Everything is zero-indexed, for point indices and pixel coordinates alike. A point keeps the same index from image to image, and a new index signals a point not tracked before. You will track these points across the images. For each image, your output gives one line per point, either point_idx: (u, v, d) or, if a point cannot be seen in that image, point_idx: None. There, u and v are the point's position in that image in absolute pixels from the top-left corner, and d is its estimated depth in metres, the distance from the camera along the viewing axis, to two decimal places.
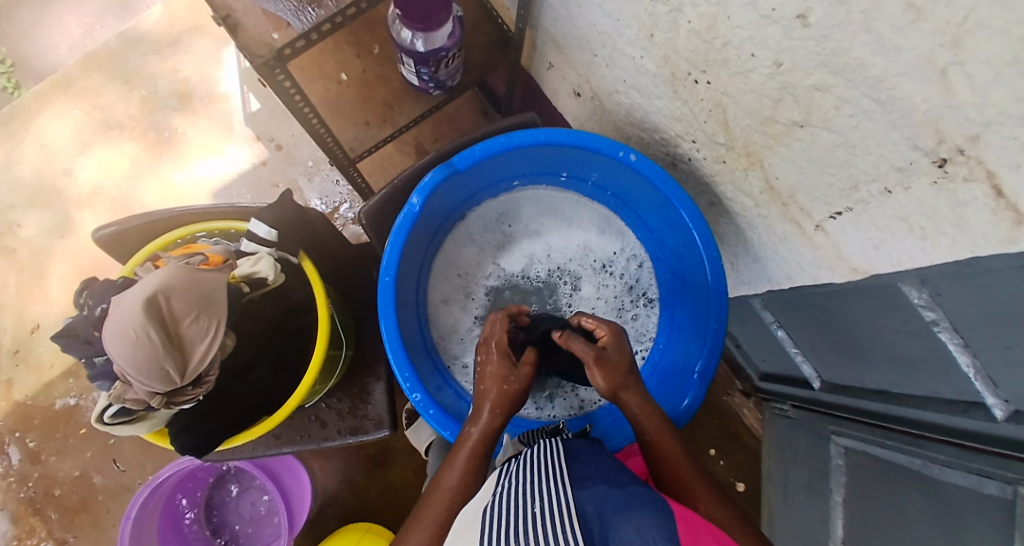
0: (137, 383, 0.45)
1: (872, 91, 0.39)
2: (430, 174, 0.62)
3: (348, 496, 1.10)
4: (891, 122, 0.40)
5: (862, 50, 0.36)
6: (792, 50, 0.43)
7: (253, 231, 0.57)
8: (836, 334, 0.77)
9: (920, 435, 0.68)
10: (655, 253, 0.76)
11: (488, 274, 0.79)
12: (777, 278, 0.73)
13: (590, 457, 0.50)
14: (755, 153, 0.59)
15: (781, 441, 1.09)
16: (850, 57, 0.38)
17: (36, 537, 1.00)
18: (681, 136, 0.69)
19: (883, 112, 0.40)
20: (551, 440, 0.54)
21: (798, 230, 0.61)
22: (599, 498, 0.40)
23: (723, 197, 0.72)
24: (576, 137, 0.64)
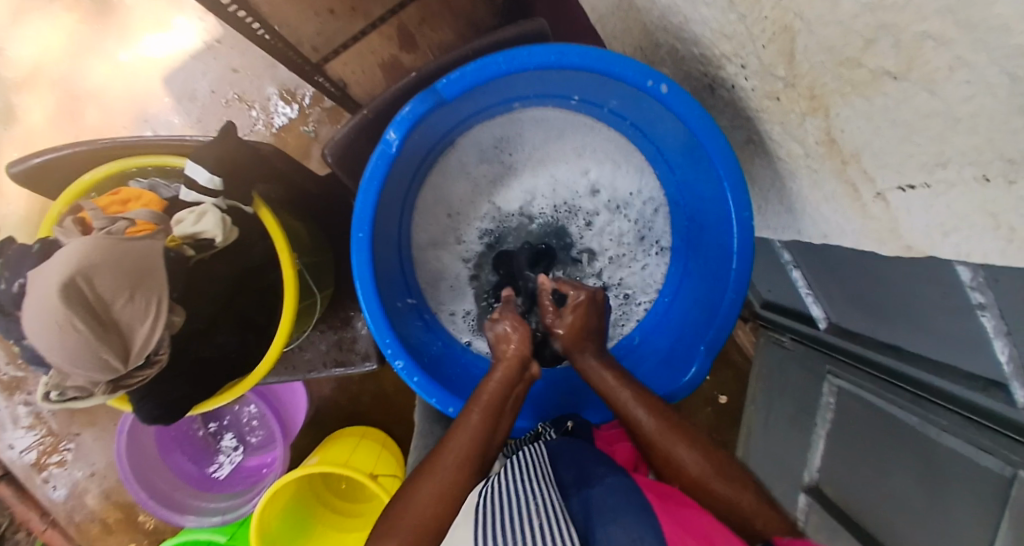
0: (75, 373, 0.40)
1: (1007, 63, 0.26)
2: (410, 105, 0.50)
3: (344, 403, 1.13)
4: (1017, 105, 0.27)
5: (1008, 8, 0.23)
6: None
7: (190, 176, 0.47)
8: (859, 288, 0.70)
9: (926, 398, 0.63)
10: (676, 197, 0.66)
11: (480, 214, 0.70)
12: (809, 234, 0.62)
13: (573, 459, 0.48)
14: (820, 96, 0.46)
15: (773, 369, 1.05)
16: (991, 13, 0.24)
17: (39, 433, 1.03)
18: (728, 57, 0.54)
19: (1011, 91, 0.27)
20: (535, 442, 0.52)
21: (851, 195, 0.50)
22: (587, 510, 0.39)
23: (767, 137, 0.59)
24: (592, 59, 0.51)
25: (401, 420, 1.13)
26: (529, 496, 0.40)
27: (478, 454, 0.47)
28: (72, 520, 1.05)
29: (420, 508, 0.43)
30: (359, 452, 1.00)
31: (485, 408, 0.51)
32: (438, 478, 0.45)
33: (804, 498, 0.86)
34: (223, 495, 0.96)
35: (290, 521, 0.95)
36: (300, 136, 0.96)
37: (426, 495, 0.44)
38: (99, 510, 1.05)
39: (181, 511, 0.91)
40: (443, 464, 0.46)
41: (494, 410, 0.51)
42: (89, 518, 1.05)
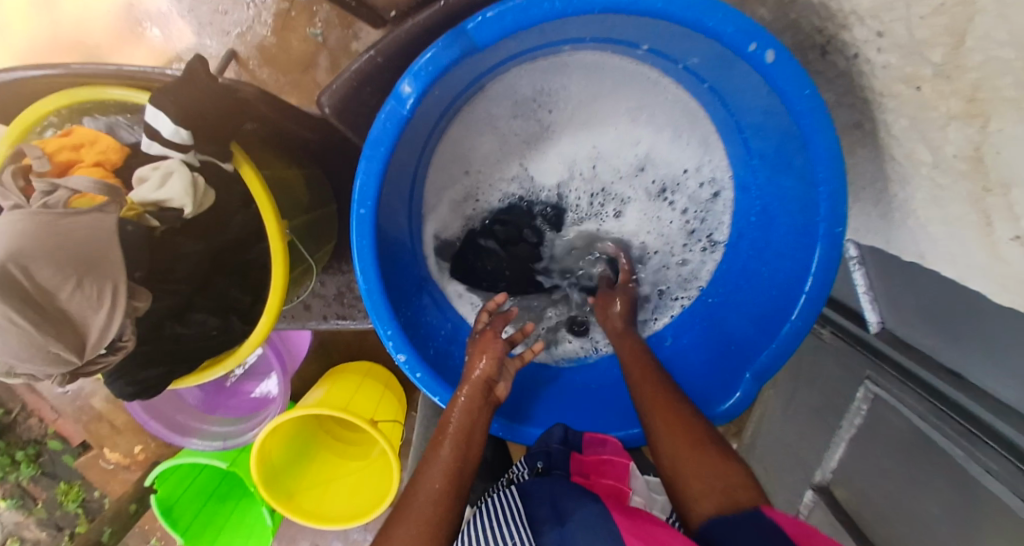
0: (22, 366, 0.34)
1: None
2: (431, 52, 0.38)
3: (350, 339, 1.11)
4: None
5: None
6: None
7: (153, 125, 0.37)
8: (937, 306, 0.59)
9: (972, 429, 0.53)
10: (745, 182, 0.55)
11: (508, 177, 0.60)
12: (902, 249, 0.52)
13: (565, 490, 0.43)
14: (984, 100, 0.33)
15: (803, 357, 0.95)
16: None
17: None
18: (862, 15, 0.41)
19: None
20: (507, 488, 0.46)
21: (982, 226, 0.39)
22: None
23: (883, 129, 0.47)
24: (679, 6, 0.38)
25: None
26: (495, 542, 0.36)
27: (456, 491, 0.40)
28: (82, 418, 1.09)
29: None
30: (361, 393, 0.99)
31: (456, 441, 0.42)
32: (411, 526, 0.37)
33: (810, 494, 0.83)
34: (225, 420, 0.97)
35: (291, 449, 0.98)
36: (304, 40, 0.81)
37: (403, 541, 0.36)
38: (106, 411, 1.08)
39: (182, 434, 0.91)
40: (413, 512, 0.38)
41: (466, 441, 0.43)
42: (95, 419, 1.09)
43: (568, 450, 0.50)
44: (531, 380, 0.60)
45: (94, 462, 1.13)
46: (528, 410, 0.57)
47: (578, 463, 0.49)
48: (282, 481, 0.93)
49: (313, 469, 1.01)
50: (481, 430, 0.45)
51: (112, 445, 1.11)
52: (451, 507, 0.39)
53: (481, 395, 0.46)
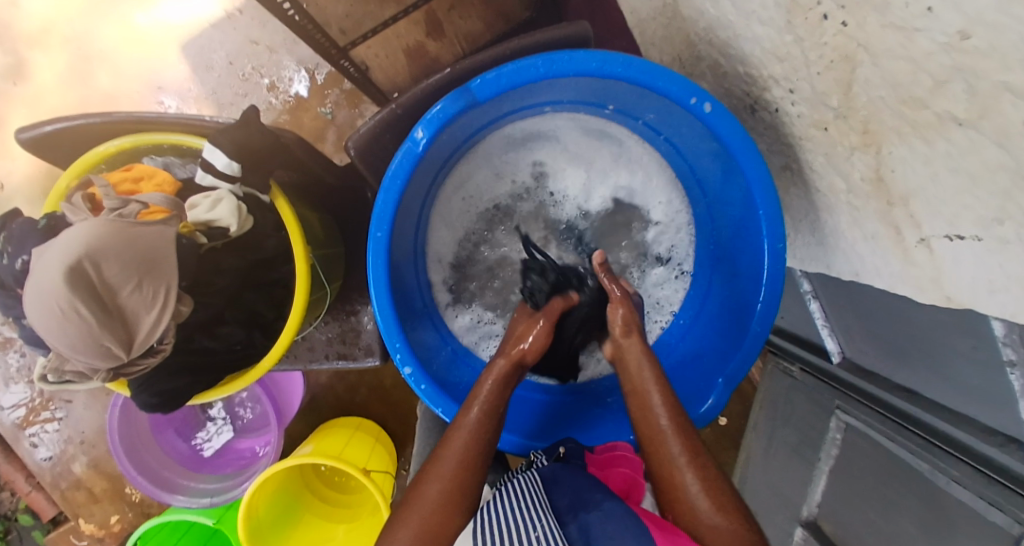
0: (74, 359, 0.37)
1: None
2: (442, 104, 0.48)
3: (341, 393, 1.12)
4: None
5: None
6: (992, 22, 0.25)
7: (208, 160, 0.45)
8: (880, 326, 0.65)
9: (935, 442, 0.56)
10: (704, 218, 0.64)
11: (500, 206, 0.69)
12: (840, 269, 0.60)
13: (567, 485, 0.47)
14: (874, 132, 0.43)
15: (778, 396, 0.99)
16: None
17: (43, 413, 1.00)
18: (777, 79, 0.52)
19: None
20: (528, 472, 0.51)
21: (894, 236, 0.46)
22: (586, 537, 0.37)
23: (807, 167, 0.57)
24: (637, 69, 0.48)
25: (397, 414, 1.12)
26: (523, 522, 0.39)
27: (479, 452, 0.46)
28: (56, 485, 1.03)
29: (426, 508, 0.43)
30: (352, 445, 0.98)
31: (472, 431, 0.47)
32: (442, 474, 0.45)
33: (799, 531, 0.83)
34: (211, 477, 0.95)
35: (276, 507, 0.94)
36: (316, 117, 0.92)
37: (427, 504, 0.43)
38: (85, 478, 1.03)
39: (169, 490, 0.89)
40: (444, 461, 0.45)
41: (482, 430, 0.48)
42: (72, 486, 1.03)
43: (581, 448, 0.57)
44: (533, 408, 0.66)
45: (65, 538, 1.06)
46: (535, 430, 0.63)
47: (591, 460, 0.55)
48: (268, 540, 0.89)
49: (298, 531, 0.96)
50: (500, 417, 0.50)
51: (84, 515, 1.04)
52: (475, 462, 0.46)
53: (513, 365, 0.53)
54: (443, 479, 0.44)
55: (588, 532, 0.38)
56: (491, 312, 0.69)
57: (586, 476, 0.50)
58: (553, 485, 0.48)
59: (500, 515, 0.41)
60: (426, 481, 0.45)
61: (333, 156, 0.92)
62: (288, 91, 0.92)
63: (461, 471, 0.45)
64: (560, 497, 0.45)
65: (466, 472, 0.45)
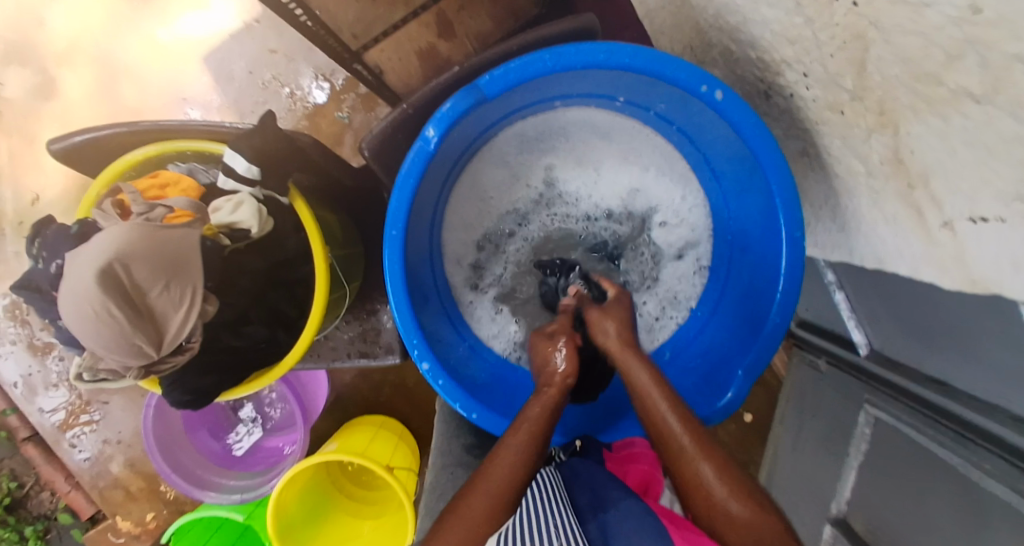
0: (109, 358, 0.39)
1: None
2: (451, 102, 0.48)
3: (364, 392, 1.14)
4: None
5: None
6: None
7: (230, 164, 0.47)
8: (907, 313, 0.63)
9: (968, 435, 0.54)
10: (720, 208, 0.64)
11: (512, 204, 0.69)
12: (863, 254, 0.58)
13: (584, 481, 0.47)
14: (891, 112, 0.42)
15: (806, 388, 0.97)
16: None
17: (78, 414, 1.04)
18: (789, 63, 0.51)
19: None
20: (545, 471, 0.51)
21: (916, 218, 0.45)
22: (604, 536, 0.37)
23: (824, 151, 0.56)
24: (645, 58, 0.48)
25: (419, 412, 1.13)
26: (544, 519, 0.39)
27: (520, 479, 0.46)
28: (96, 486, 1.07)
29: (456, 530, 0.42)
30: (376, 443, 1.00)
31: (516, 458, 0.47)
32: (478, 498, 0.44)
33: (828, 529, 0.80)
34: (243, 474, 0.98)
35: (305, 505, 0.96)
36: (333, 122, 0.94)
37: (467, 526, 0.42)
38: (122, 478, 1.07)
39: (202, 487, 0.92)
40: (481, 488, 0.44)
41: (526, 457, 0.47)
42: (111, 486, 1.07)
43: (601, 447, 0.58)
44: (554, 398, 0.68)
45: (104, 537, 1.10)
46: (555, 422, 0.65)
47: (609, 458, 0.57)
48: (297, 537, 0.91)
49: (326, 530, 0.98)
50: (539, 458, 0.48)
51: (122, 514, 1.09)
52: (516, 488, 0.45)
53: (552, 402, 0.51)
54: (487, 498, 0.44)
55: (607, 529, 0.39)
56: (503, 309, 0.69)
57: (606, 470, 0.50)
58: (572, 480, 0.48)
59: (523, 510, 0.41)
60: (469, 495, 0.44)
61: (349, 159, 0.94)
62: (305, 96, 0.94)
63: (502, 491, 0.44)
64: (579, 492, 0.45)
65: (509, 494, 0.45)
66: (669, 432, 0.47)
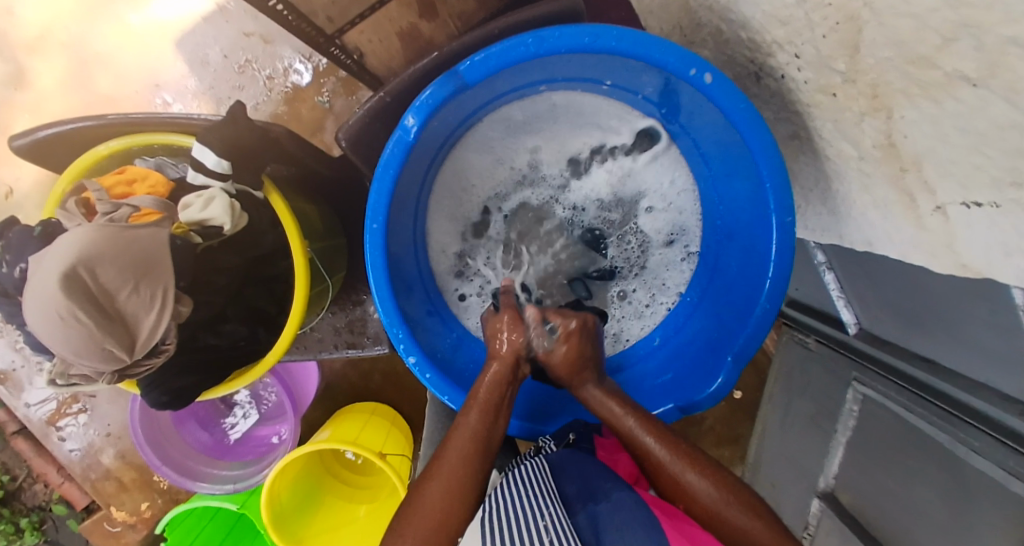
0: (80, 363, 0.38)
1: None
2: (430, 89, 0.46)
3: (356, 379, 1.13)
4: None
5: None
6: None
7: (198, 158, 0.45)
8: (896, 297, 0.63)
9: (956, 413, 0.54)
10: (709, 193, 0.63)
11: (497, 191, 0.68)
12: (853, 239, 0.58)
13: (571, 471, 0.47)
14: (884, 95, 0.41)
15: (794, 369, 0.98)
16: None
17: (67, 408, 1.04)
18: (780, 44, 0.50)
19: None
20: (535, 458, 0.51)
21: (907, 204, 0.44)
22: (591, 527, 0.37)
23: (815, 134, 0.55)
24: (631, 40, 0.46)
25: (411, 399, 1.14)
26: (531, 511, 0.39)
27: (481, 453, 0.47)
28: (88, 478, 1.07)
29: (427, 509, 0.43)
30: (368, 431, 1.00)
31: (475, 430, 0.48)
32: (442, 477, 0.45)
33: (816, 503, 0.82)
34: (235, 464, 0.98)
35: (299, 493, 0.97)
36: (313, 107, 0.91)
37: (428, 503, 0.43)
38: (115, 469, 1.07)
39: (193, 478, 0.92)
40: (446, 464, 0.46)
41: (485, 429, 0.48)
42: (103, 477, 1.07)
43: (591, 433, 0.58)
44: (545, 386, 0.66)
45: (99, 527, 1.10)
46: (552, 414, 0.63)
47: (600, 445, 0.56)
48: (293, 523, 0.92)
49: (321, 514, 0.99)
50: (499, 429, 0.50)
51: (117, 504, 1.09)
52: (478, 463, 0.46)
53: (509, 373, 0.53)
54: (447, 480, 0.45)
55: (596, 521, 0.39)
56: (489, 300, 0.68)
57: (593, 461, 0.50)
58: (558, 473, 0.48)
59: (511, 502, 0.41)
60: (433, 477, 0.45)
61: (331, 145, 0.91)
62: (284, 80, 0.91)
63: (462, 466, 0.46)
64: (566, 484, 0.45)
65: (470, 473, 0.46)
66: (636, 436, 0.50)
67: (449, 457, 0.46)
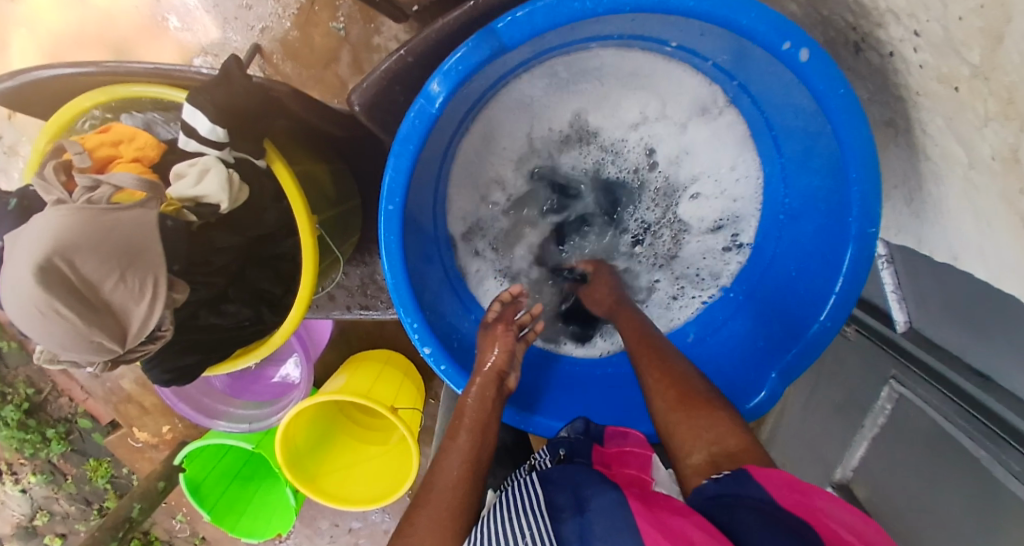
0: (67, 354, 0.35)
1: None
2: (462, 50, 0.38)
3: (369, 327, 1.12)
4: None
5: None
6: None
7: (190, 123, 0.39)
8: (968, 312, 0.56)
9: (1007, 437, 0.48)
10: (775, 183, 0.55)
11: (527, 157, 0.61)
12: (935, 250, 0.51)
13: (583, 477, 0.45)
14: (1018, 104, 0.32)
15: (825, 355, 0.93)
16: None
17: None
18: (897, 14, 0.40)
19: None
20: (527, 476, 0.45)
21: (1018, 231, 0.37)
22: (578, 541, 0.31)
23: (918, 128, 0.46)
24: (714, 3, 0.37)
25: None
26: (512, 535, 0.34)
27: (476, 471, 0.41)
28: (111, 399, 1.11)
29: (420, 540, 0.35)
30: (380, 383, 0.99)
31: (467, 452, 0.42)
32: (433, 501, 0.38)
33: None
34: (250, 404, 1.00)
35: (312, 434, 0.99)
36: (328, 34, 0.81)
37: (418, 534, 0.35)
38: (134, 394, 1.11)
39: (210, 416, 0.94)
40: (436, 490, 0.39)
41: (477, 448, 0.43)
42: (124, 400, 1.11)
43: (590, 441, 0.51)
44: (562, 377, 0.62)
45: (123, 442, 1.16)
46: (541, 401, 0.59)
47: (599, 455, 0.48)
48: (306, 462, 0.95)
49: (333, 454, 1.02)
50: (491, 445, 0.44)
51: (139, 425, 1.14)
52: (473, 483, 0.40)
53: (494, 386, 0.49)
54: (439, 503, 0.38)
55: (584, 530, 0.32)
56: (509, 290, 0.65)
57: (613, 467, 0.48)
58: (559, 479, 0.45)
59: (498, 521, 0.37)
60: (420, 505, 0.38)
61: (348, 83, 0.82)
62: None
63: (459, 488, 0.39)
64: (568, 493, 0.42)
65: (463, 492, 0.39)
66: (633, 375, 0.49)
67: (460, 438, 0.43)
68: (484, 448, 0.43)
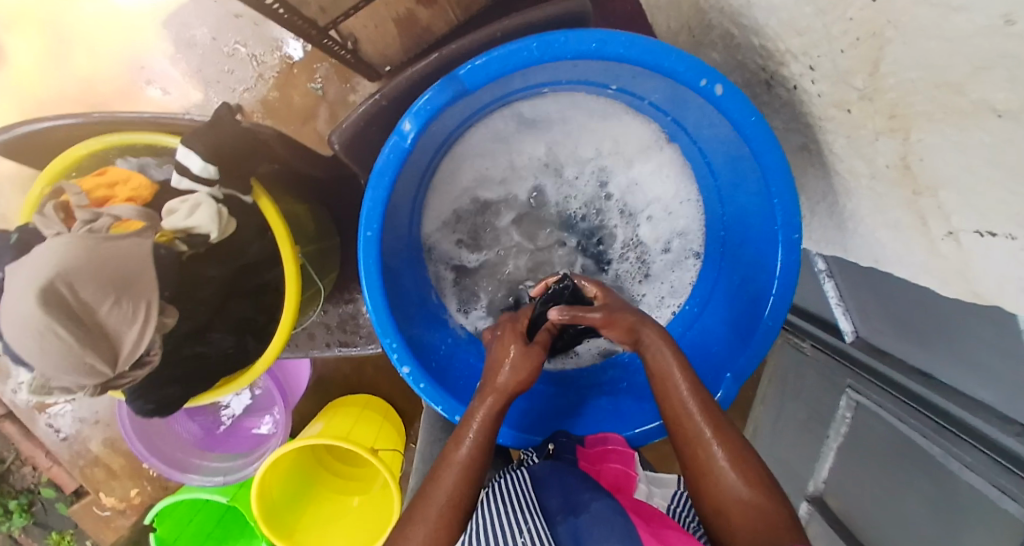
0: (60, 378, 0.37)
1: None
2: (430, 93, 0.44)
3: (349, 371, 1.13)
4: None
5: None
6: None
7: (184, 163, 0.43)
8: (900, 312, 0.61)
9: (947, 425, 0.52)
10: (714, 204, 0.61)
11: (490, 188, 0.66)
12: (859, 255, 0.57)
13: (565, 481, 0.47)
14: (903, 116, 0.39)
15: (788, 372, 0.97)
16: None
17: None
18: (795, 54, 0.48)
19: None
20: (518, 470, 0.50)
21: (919, 227, 0.43)
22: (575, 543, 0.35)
23: (826, 149, 0.53)
24: (641, 51, 0.44)
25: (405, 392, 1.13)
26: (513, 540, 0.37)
27: (469, 482, 0.46)
28: (76, 464, 1.06)
29: None
30: (359, 427, 0.98)
31: (464, 464, 0.46)
32: (427, 513, 0.44)
33: (805, 506, 0.83)
34: (225, 456, 0.97)
35: (290, 485, 0.96)
36: (305, 93, 0.88)
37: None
38: (102, 456, 1.07)
39: (183, 470, 0.91)
40: (433, 499, 0.44)
41: (476, 464, 0.46)
42: (91, 463, 1.06)
43: (573, 443, 0.55)
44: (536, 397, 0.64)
45: (88, 511, 1.10)
46: (526, 420, 0.61)
47: (583, 454, 0.53)
48: (284, 516, 0.92)
49: (312, 509, 0.99)
50: (489, 454, 0.47)
51: (106, 491, 1.08)
52: (467, 495, 0.45)
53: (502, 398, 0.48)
54: (433, 512, 0.44)
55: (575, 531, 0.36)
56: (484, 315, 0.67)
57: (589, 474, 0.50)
58: (539, 481, 0.47)
59: (494, 527, 0.39)
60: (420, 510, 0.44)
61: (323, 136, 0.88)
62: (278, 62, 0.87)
63: (452, 506, 0.44)
64: (549, 492, 0.44)
65: (456, 503, 0.44)
66: (687, 417, 0.46)
67: (436, 493, 0.45)
68: (483, 460, 0.47)
